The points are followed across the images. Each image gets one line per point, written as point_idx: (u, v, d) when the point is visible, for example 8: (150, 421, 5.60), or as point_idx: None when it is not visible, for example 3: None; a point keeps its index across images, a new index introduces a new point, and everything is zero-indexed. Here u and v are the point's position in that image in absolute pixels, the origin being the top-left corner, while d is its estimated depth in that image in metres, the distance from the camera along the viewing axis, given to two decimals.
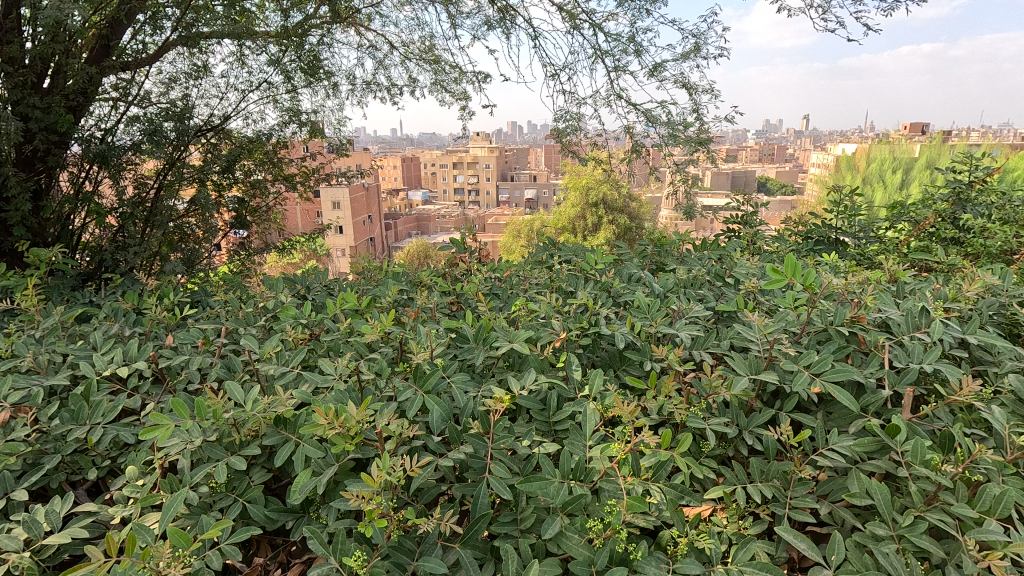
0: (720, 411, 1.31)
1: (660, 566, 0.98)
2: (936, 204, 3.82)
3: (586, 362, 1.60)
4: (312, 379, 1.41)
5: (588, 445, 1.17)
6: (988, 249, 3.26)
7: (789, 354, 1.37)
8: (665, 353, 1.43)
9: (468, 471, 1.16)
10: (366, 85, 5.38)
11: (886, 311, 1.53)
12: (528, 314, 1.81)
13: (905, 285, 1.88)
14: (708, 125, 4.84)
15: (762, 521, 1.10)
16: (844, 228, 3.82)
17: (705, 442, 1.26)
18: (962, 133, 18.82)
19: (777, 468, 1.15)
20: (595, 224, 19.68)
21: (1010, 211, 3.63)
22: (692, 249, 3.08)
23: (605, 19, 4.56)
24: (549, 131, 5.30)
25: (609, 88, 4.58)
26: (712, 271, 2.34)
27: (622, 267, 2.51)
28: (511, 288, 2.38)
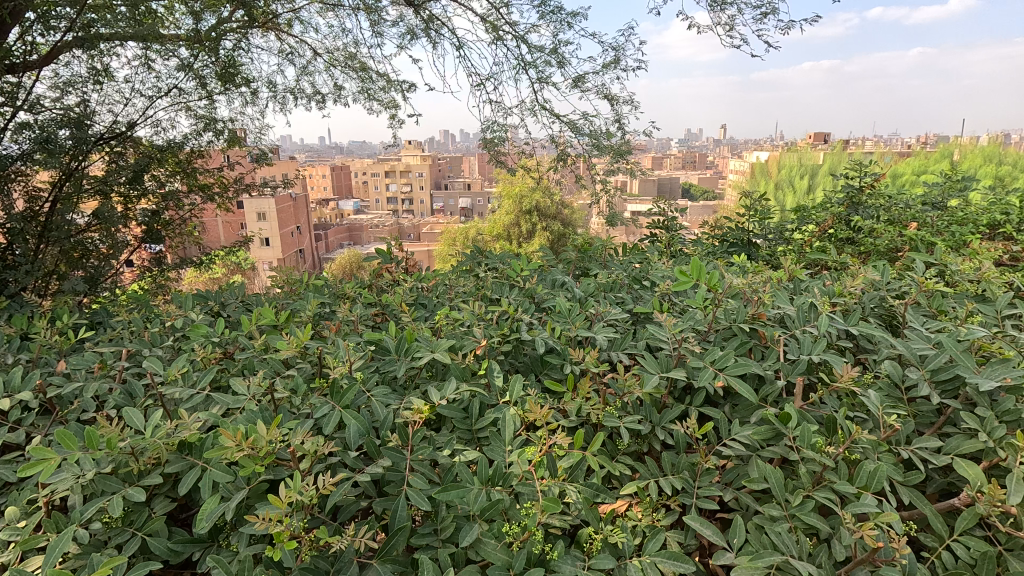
0: (634, 408, 1.36)
1: (576, 564, 1.01)
2: (834, 207, 4.16)
3: (509, 369, 1.62)
4: (221, 401, 1.35)
5: (507, 450, 1.19)
6: (877, 248, 3.61)
7: (695, 352, 1.46)
8: (582, 355, 1.48)
9: (388, 484, 1.15)
10: (287, 93, 5.21)
11: (782, 308, 1.64)
12: (451, 323, 1.81)
13: (801, 283, 2.03)
14: (629, 135, 5.05)
15: (672, 513, 1.16)
16: (755, 231, 4.09)
17: (620, 440, 1.30)
18: (858, 143, 20.57)
19: (686, 461, 1.21)
20: (529, 231, 19.99)
21: (894, 213, 4.03)
22: (615, 254, 3.19)
23: (528, 31, 4.68)
24: (478, 141, 5.37)
25: (534, 99, 4.69)
26: (631, 274, 2.44)
27: (547, 273, 2.57)
28: (437, 297, 2.38)
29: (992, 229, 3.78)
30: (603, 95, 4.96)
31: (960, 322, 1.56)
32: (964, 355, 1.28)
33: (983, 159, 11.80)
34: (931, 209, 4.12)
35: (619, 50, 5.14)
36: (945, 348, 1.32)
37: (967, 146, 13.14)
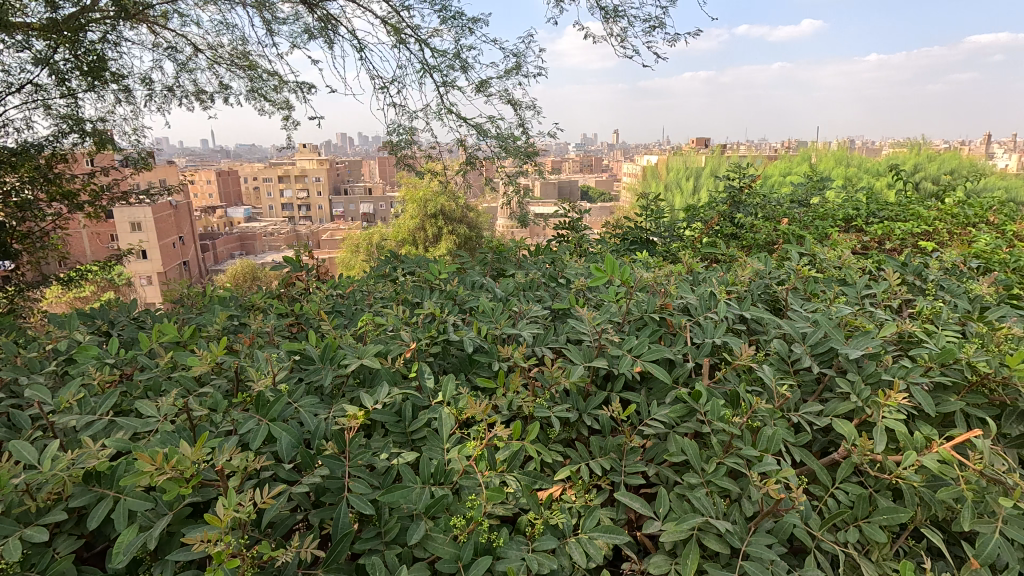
0: (562, 398, 1.44)
1: (521, 548, 1.05)
2: (719, 206, 4.59)
3: (438, 370, 1.64)
4: (129, 426, 1.24)
5: (445, 448, 1.21)
6: (757, 242, 4.03)
7: (614, 342, 1.56)
8: (510, 352, 1.53)
9: (325, 494, 1.13)
10: (167, 90, 4.81)
11: (686, 298, 1.80)
12: (375, 328, 1.79)
13: (699, 274, 2.24)
14: (533, 139, 5.21)
15: (604, 492, 1.24)
16: (652, 229, 4.40)
17: (551, 429, 1.37)
18: (734, 147, 22.58)
19: (613, 442, 1.30)
20: (435, 235, 19.88)
21: (768, 210, 4.51)
22: (528, 254, 3.29)
23: (430, 35, 4.69)
24: (383, 144, 5.30)
25: (439, 103, 4.71)
26: (546, 273, 2.54)
27: (465, 275, 2.60)
28: (355, 303, 2.33)
29: (846, 222, 4.36)
30: (506, 100, 5.10)
31: (829, 302, 1.80)
32: (836, 330, 1.49)
33: (836, 162, 13.47)
34: (798, 206, 4.67)
35: (520, 57, 5.30)
36: (820, 325, 1.53)
37: (822, 150, 14.95)
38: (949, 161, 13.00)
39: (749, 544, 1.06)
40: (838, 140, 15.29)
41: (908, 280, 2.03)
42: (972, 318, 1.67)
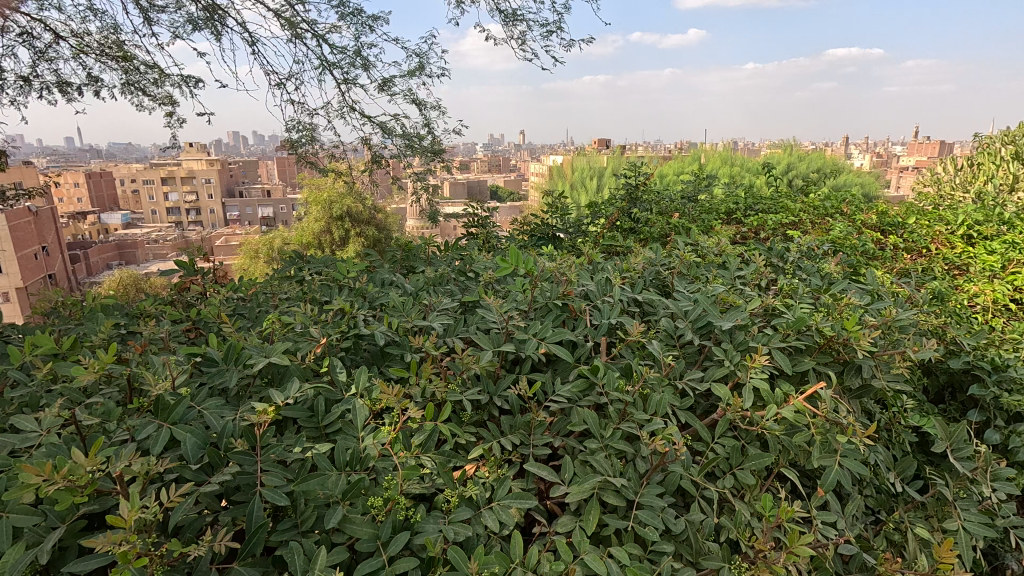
0: (473, 382, 1.51)
1: (438, 521, 1.11)
2: (618, 203, 4.89)
3: (350, 364, 1.65)
4: (6, 441, 1.15)
5: (359, 436, 1.24)
6: (653, 235, 4.35)
7: (520, 327, 1.66)
8: (421, 342, 1.58)
9: (237, 491, 1.12)
10: (22, 82, 4.31)
11: (586, 284, 1.94)
12: (282, 327, 1.76)
13: (599, 264, 2.40)
14: (439, 138, 5.24)
15: (515, 465, 1.33)
16: (559, 225, 4.60)
17: (464, 412, 1.44)
18: (633, 147, 23.84)
19: (522, 419, 1.39)
20: (342, 238, 19.24)
21: (661, 206, 4.88)
22: (438, 251, 3.33)
23: (328, 30, 4.58)
24: (281, 142, 5.09)
25: (341, 100, 4.62)
26: (456, 268, 2.60)
27: (375, 273, 2.60)
28: (259, 305, 2.26)
29: (728, 215, 4.83)
30: (409, 99, 5.09)
31: (708, 283, 2.02)
32: (712, 306, 1.69)
33: (722, 162, 14.70)
34: (688, 202, 5.09)
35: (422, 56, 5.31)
36: (700, 302, 1.72)
37: (710, 151, 16.24)
38: (815, 162, 14.64)
39: (641, 495, 1.20)
40: (723, 141, 16.67)
41: (773, 262, 2.33)
42: (822, 291, 1.95)
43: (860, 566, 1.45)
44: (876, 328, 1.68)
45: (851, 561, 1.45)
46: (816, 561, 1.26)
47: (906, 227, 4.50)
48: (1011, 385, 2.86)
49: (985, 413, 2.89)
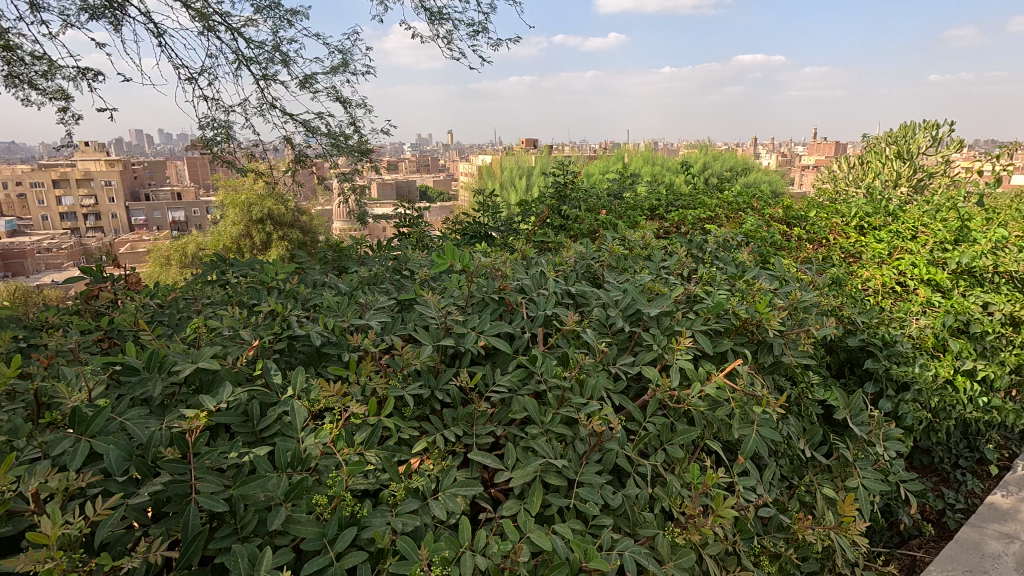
0: (414, 378, 1.52)
1: (385, 514, 1.12)
2: (548, 201, 5.01)
3: (284, 366, 1.60)
4: None
5: (299, 437, 1.22)
6: (582, 231, 4.50)
7: (458, 322, 1.68)
8: (360, 340, 1.57)
9: (169, 501, 1.07)
10: None
11: (521, 278, 1.99)
12: (208, 332, 1.68)
13: (532, 259, 2.46)
14: (366, 137, 5.15)
15: (459, 455, 1.36)
16: (491, 224, 4.65)
17: (406, 407, 1.44)
18: (560, 146, 24.33)
19: (464, 411, 1.42)
20: (264, 242, 18.37)
21: (589, 203, 5.05)
22: (369, 250, 3.28)
23: (244, 23, 4.37)
24: (194, 140, 4.80)
25: (260, 97, 4.43)
26: (390, 267, 2.58)
27: (305, 274, 2.53)
28: (179, 311, 2.14)
29: (651, 211, 5.08)
30: (333, 97, 4.96)
31: (635, 273, 2.13)
32: (640, 295, 1.78)
33: (644, 161, 15.34)
34: (614, 199, 5.29)
35: (346, 52, 5.19)
36: (629, 292, 1.81)
37: (632, 151, 16.89)
38: (729, 161, 15.59)
39: (581, 474, 1.26)
40: (645, 142, 17.39)
41: (693, 253, 2.48)
42: (737, 278, 2.10)
43: (777, 526, 1.60)
44: (784, 309, 1.84)
45: (769, 523, 1.59)
46: (738, 523, 1.38)
47: (808, 219, 4.92)
48: (897, 358, 3.23)
49: (877, 385, 3.23)
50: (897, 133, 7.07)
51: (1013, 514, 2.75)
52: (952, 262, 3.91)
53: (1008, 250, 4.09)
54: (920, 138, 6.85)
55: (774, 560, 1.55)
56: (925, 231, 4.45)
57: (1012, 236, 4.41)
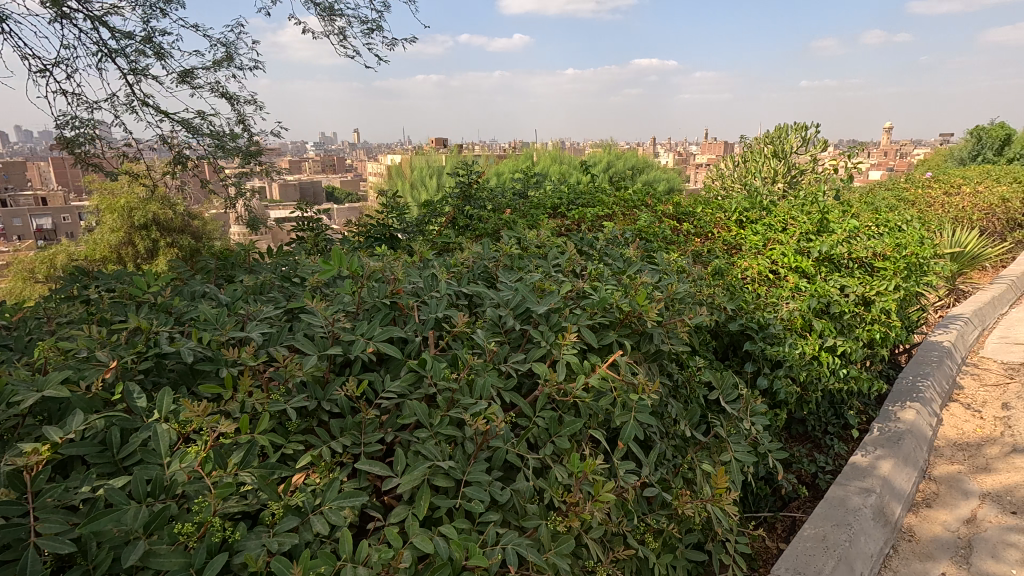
0: (298, 390, 1.46)
1: (261, 536, 1.08)
2: (453, 201, 5.00)
3: (153, 387, 1.48)
4: None
5: (164, 463, 1.14)
6: (486, 230, 4.53)
7: (347, 329, 1.64)
8: (237, 355, 1.48)
9: (5, 548, 0.97)
10: None
11: (414, 281, 1.97)
12: (61, 355, 1.52)
13: (429, 261, 2.45)
14: (257, 137, 4.86)
15: (347, 466, 1.33)
16: (396, 226, 4.56)
17: (289, 421, 1.39)
18: (470, 146, 24.34)
19: (352, 420, 1.39)
20: (150, 249, 16.82)
21: (494, 203, 5.10)
22: (259, 256, 3.10)
23: (107, 12, 3.97)
24: (52, 140, 4.29)
25: (129, 93, 4.04)
26: (280, 274, 2.45)
27: (183, 286, 2.35)
28: (29, 333, 1.91)
29: (553, 209, 5.22)
30: (217, 94, 4.63)
31: (528, 272, 2.19)
32: (529, 293, 1.83)
33: (551, 160, 15.74)
34: (519, 198, 5.39)
35: (230, 46, 4.87)
36: (520, 291, 1.86)
37: (540, 150, 17.27)
38: (630, 160, 16.37)
39: (469, 474, 1.28)
40: (551, 141, 17.84)
41: (586, 250, 2.58)
42: (623, 273, 2.22)
43: (660, 504, 1.71)
44: (663, 301, 1.97)
45: (654, 502, 1.70)
46: (621, 505, 1.46)
47: (696, 215, 5.29)
48: (771, 339, 3.59)
49: (756, 364, 3.58)
50: (772, 134, 7.77)
51: (869, 470, 3.11)
52: (815, 250, 4.37)
53: (859, 238, 4.63)
54: (791, 139, 7.56)
55: (658, 536, 1.66)
56: (793, 223, 4.93)
57: (863, 226, 5.00)
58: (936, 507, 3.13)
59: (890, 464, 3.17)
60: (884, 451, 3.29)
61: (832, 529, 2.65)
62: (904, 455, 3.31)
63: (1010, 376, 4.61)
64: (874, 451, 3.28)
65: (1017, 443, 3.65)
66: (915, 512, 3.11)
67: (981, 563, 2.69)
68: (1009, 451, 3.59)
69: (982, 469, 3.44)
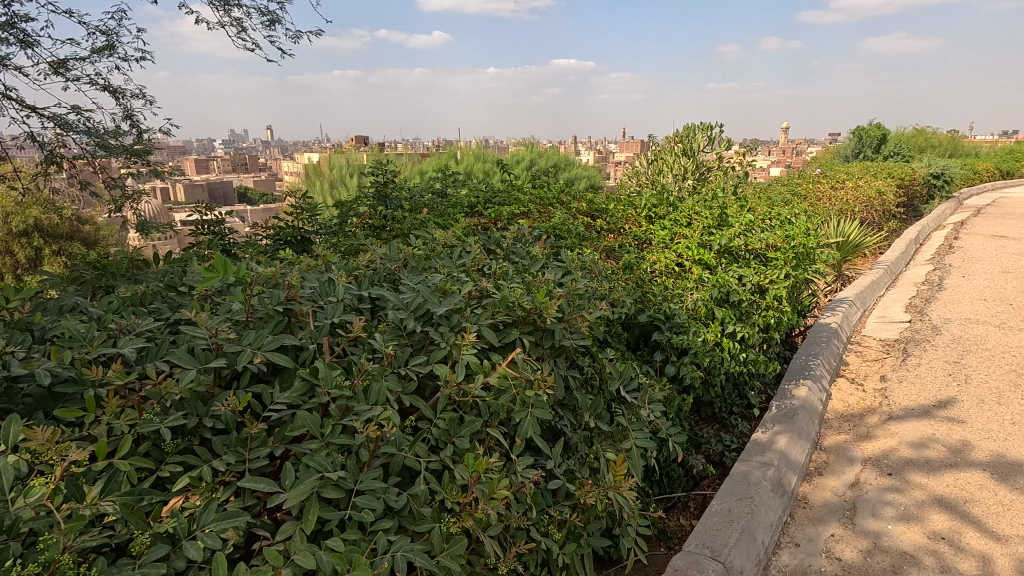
0: (176, 407, 1.36)
1: (125, 569, 1.01)
2: (368, 202, 4.86)
3: (4, 415, 1.34)
4: None
5: (9, 500, 1.03)
6: (402, 230, 4.45)
7: (232, 339, 1.54)
8: (104, 373, 1.36)
9: None
10: None
11: (311, 286, 1.89)
12: None
13: (331, 264, 2.36)
14: (145, 135, 4.49)
15: (230, 485, 1.26)
16: (308, 227, 4.36)
17: (165, 442, 1.30)
18: (391, 145, 23.78)
19: (235, 436, 1.32)
20: (31, 258, 15.12)
21: (411, 202, 5.02)
22: (147, 263, 2.85)
23: None
24: None
25: None
26: (165, 282, 2.27)
27: (50, 299, 2.12)
28: None
29: (470, 207, 5.21)
30: (96, 87, 4.24)
31: (433, 273, 2.17)
32: (430, 294, 1.81)
33: (474, 158, 15.70)
34: (436, 197, 5.34)
35: (110, 34, 4.48)
36: (421, 292, 1.83)
37: (463, 148, 17.18)
38: (551, 158, 16.68)
39: (360, 483, 1.25)
40: (474, 140, 17.81)
41: (494, 249, 2.59)
42: (528, 271, 2.24)
43: (565, 496, 1.76)
44: (564, 297, 2.02)
45: (558, 493, 1.75)
46: (522, 501, 1.49)
47: (609, 211, 5.47)
48: (677, 328, 3.78)
49: (664, 353, 3.75)
50: (679, 133, 8.17)
51: (768, 445, 3.34)
52: (716, 243, 4.65)
53: (755, 231, 4.98)
54: (698, 138, 7.98)
55: (563, 527, 1.71)
56: (697, 218, 5.23)
57: (758, 219, 5.38)
58: (826, 475, 3.42)
59: (786, 439, 3.43)
60: (781, 427, 3.55)
61: (736, 503, 2.83)
62: (798, 430, 3.59)
63: (886, 351, 5.13)
64: (773, 427, 3.53)
65: (892, 412, 4.06)
66: (809, 481, 3.39)
67: (863, 523, 2.97)
68: (886, 419, 3.99)
69: (864, 437, 3.80)
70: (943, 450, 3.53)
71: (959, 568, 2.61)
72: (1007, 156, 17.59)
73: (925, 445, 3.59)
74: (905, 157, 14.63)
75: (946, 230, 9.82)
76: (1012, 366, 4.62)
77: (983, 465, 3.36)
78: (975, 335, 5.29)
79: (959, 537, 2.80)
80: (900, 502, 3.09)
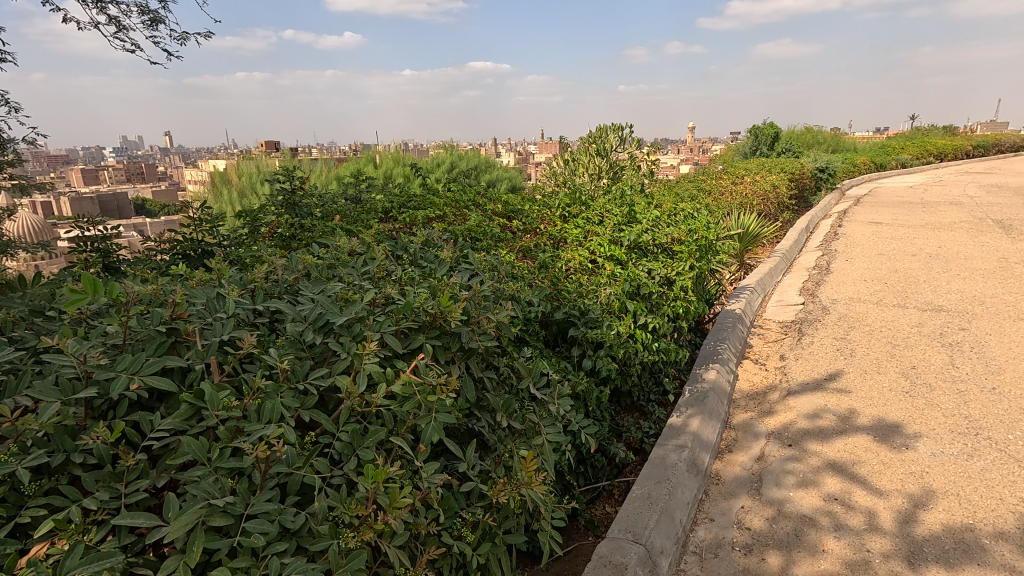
0: (38, 445, 1.24)
1: None
2: (275, 210, 4.62)
3: None
4: None
5: None
6: (314, 238, 4.27)
7: (104, 365, 1.42)
8: None
9: None
10: None
11: (199, 302, 1.77)
12: None
13: (225, 278, 2.22)
14: (8, 143, 4.01)
15: (105, 524, 1.17)
16: (210, 240, 4.09)
17: (24, 484, 1.18)
18: (306, 151, 22.80)
19: (109, 469, 1.22)
20: None
21: (322, 209, 4.84)
22: (13, 287, 2.55)
23: None
24: None
25: None
26: (32, 307, 2.04)
27: None
28: None
29: (385, 213, 5.09)
30: None
31: (335, 282, 2.10)
32: (330, 305, 1.75)
33: (394, 162, 15.37)
34: (349, 203, 5.17)
35: None
36: (319, 303, 1.77)
37: (381, 152, 16.76)
38: (473, 160, 16.63)
39: (251, 506, 1.20)
40: (392, 144, 17.44)
41: (403, 256, 2.55)
42: (436, 275, 2.23)
43: (479, 497, 1.77)
44: (470, 299, 2.02)
45: (473, 495, 1.75)
46: (431, 506, 1.48)
47: (525, 212, 5.54)
48: (591, 323, 3.90)
49: (581, 348, 3.86)
50: (591, 134, 8.44)
51: (682, 428, 3.53)
52: (626, 239, 4.84)
53: (661, 226, 5.23)
54: (610, 139, 8.28)
55: (478, 528, 1.72)
56: (609, 215, 5.42)
57: (665, 214, 5.66)
58: (735, 451, 3.66)
59: (697, 421, 3.63)
60: (693, 410, 3.75)
61: (654, 486, 2.96)
62: (708, 411, 3.81)
63: (784, 332, 5.56)
64: (685, 411, 3.72)
65: (789, 387, 4.42)
66: (720, 458, 3.61)
67: (767, 492, 3.21)
68: (785, 395, 4.32)
69: (767, 413, 4.10)
70: (833, 419, 3.88)
71: (849, 524, 2.88)
72: (878, 150, 19.64)
73: (818, 416, 3.94)
74: (795, 152, 15.93)
75: (832, 219, 10.81)
76: (888, 338, 5.17)
77: (866, 429, 3.73)
78: (858, 313, 5.86)
79: (848, 497, 3.09)
80: (799, 469, 3.37)
